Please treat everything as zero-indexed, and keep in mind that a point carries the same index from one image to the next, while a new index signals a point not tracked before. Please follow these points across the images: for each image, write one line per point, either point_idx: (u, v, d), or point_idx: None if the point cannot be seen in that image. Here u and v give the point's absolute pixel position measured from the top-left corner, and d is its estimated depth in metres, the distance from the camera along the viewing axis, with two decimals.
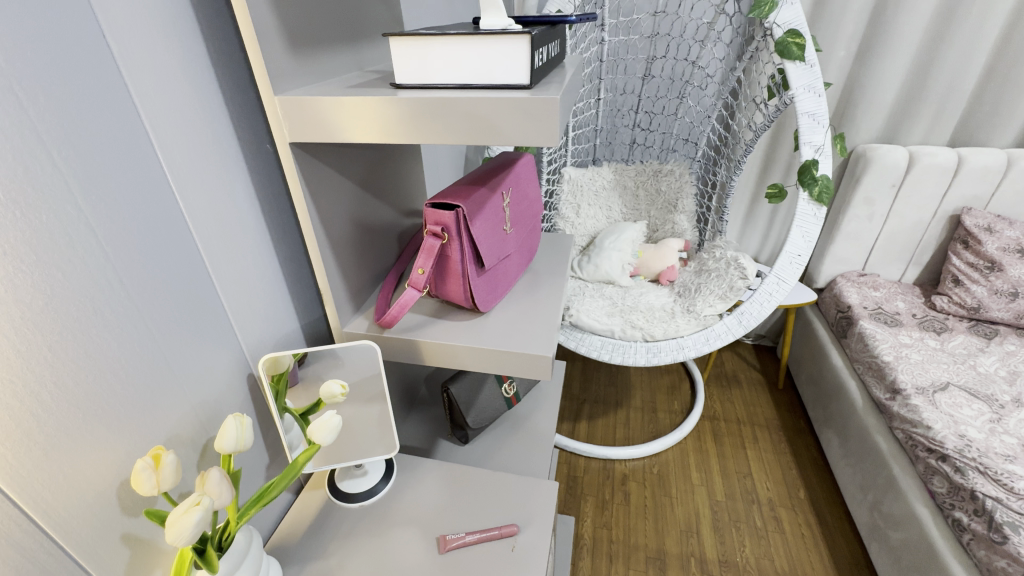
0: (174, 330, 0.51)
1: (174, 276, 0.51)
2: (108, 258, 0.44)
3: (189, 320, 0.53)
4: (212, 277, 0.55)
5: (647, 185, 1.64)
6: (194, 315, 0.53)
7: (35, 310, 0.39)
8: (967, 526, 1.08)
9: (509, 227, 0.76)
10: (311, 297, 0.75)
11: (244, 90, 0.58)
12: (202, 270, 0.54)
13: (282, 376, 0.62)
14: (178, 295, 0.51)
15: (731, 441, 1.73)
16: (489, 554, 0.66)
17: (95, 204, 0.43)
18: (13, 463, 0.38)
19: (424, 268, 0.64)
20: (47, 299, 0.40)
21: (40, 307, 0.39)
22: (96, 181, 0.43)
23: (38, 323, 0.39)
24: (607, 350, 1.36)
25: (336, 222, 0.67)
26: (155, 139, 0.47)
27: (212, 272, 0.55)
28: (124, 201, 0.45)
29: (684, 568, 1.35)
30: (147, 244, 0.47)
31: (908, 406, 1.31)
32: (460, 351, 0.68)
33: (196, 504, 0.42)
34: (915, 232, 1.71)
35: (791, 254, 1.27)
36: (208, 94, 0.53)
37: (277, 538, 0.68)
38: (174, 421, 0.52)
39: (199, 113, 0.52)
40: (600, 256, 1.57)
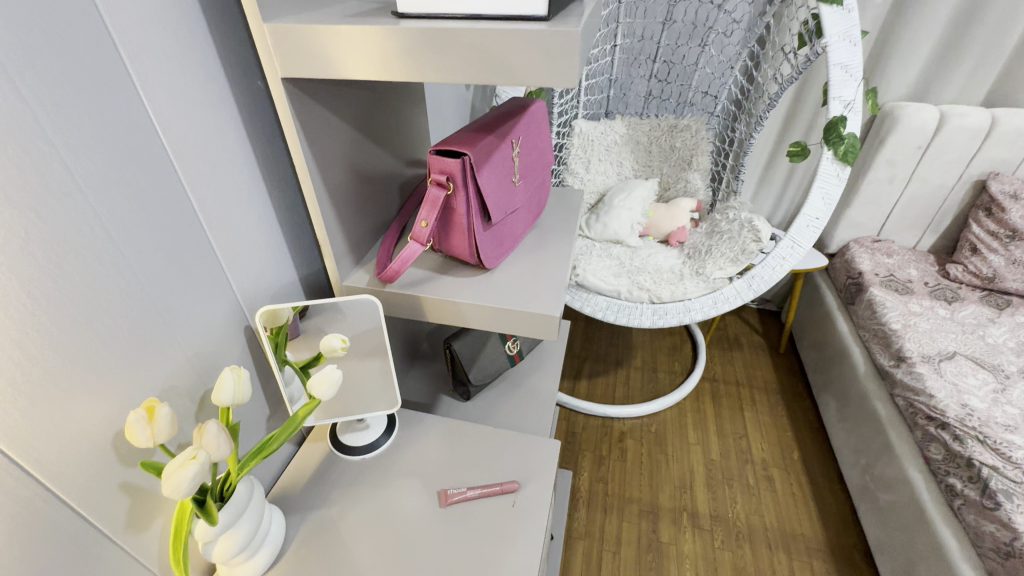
0: (164, 278, 0.49)
1: (160, 221, 0.48)
2: (87, 198, 0.41)
3: (179, 268, 0.50)
4: (202, 223, 0.53)
5: (661, 140, 1.57)
6: (184, 262, 0.51)
7: (7, 253, 0.36)
8: (959, 492, 1.09)
9: (518, 179, 0.72)
10: (309, 249, 0.72)
11: (230, 18, 0.52)
12: (191, 215, 0.51)
13: (281, 328, 0.60)
14: (167, 241, 0.49)
15: (729, 403, 1.74)
16: (490, 509, 0.67)
17: (69, 137, 0.39)
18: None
19: (427, 220, 0.61)
20: (21, 241, 0.37)
21: (13, 250, 0.36)
22: (67, 114, 0.39)
23: (11, 267, 0.36)
24: (612, 311, 1.34)
25: (334, 170, 0.63)
26: (132, 68, 0.43)
27: (203, 218, 0.53)
28: (101, 137, 0.41)
29: (676, 522, 1.39)
30: (130, 184, 0.44)
31: (913, 374, 1.30)
32: (465, 309, 0.66)
33: (192, 457, 0.40)
34: (936, 197, 1.64)
35: (808, 217, 1.22)
36: (190, 20, 0.48)
37: (280, 488, 0.69)
38: (168, 372, 0.51)
39: (181, 41, 0.47)
40: (609, 215, 1.52)
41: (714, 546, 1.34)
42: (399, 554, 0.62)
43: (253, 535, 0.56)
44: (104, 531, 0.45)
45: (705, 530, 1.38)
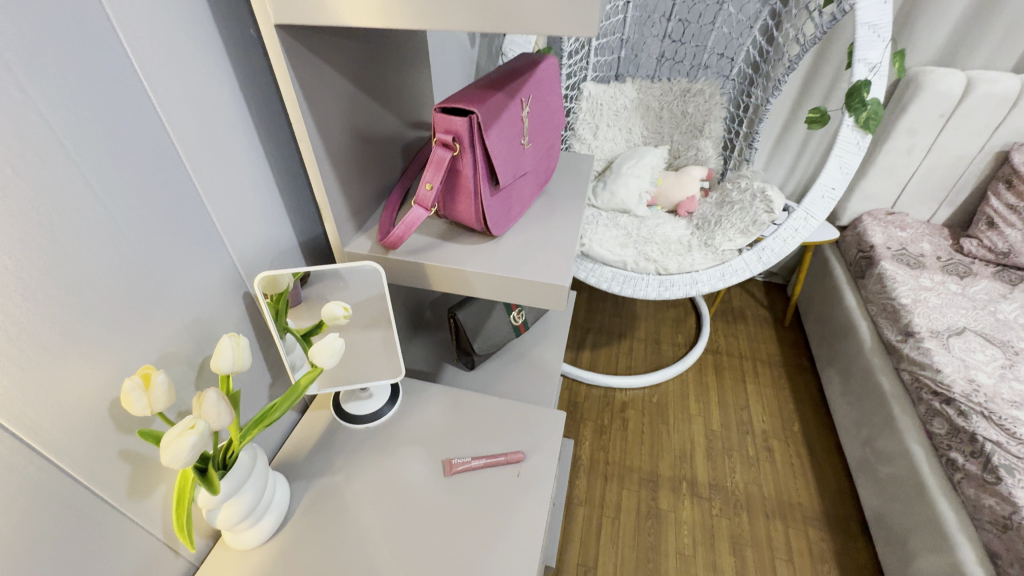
0: (154, 238, 0.47)
1: (147, 177, 0.45)
2: (66, 149, 0.38)
3: (170, 228, 0.48)
4: (193, 181, 0.50)
5: (673, 105, 1.50)
6: (175, 222, 0.49)
7: None
8: (961, 466, 1.10)
9: (527, 141, 0.68)
10: (309, 213, 0.69)
11: None
12: (181, 172, 0.48)
13: (282, 295, 0.59)
14: (156, 199, 0.46)
15: (731, 375, 1.74)
16: (494, 478, 0.67)
17: (41, 82, 0.36)
18: None
19: (432, 184, 0.58)
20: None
21: None
22: (41, 60, 0.36)
23: None
24: (618, 282, 1.32)
25: (333, 128, 0.60)
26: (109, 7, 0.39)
27: (194, 175, 0.50)
28: (81, 87, 0.38)
29: (675, 491, 1.41)
30: (112, 136, 0.41)
31: (920, 349, 1.29)
32: (471, 278, 0.64)
33: (190, 426, 0.39)
34: (955, 169, 1.59)
35: (824, 187, 1.18)
36: None
37: (283, 455, 0.68)
38: (165, 337, 0.49)
39: None
40: (616, 183, 1.48)
41: (712, 514, 1.37)
42: (404, 522, 0.62)
43: (257, 502, 0.55)
44: (105, 497, 0.45)
45: (704, 499, 1.40)
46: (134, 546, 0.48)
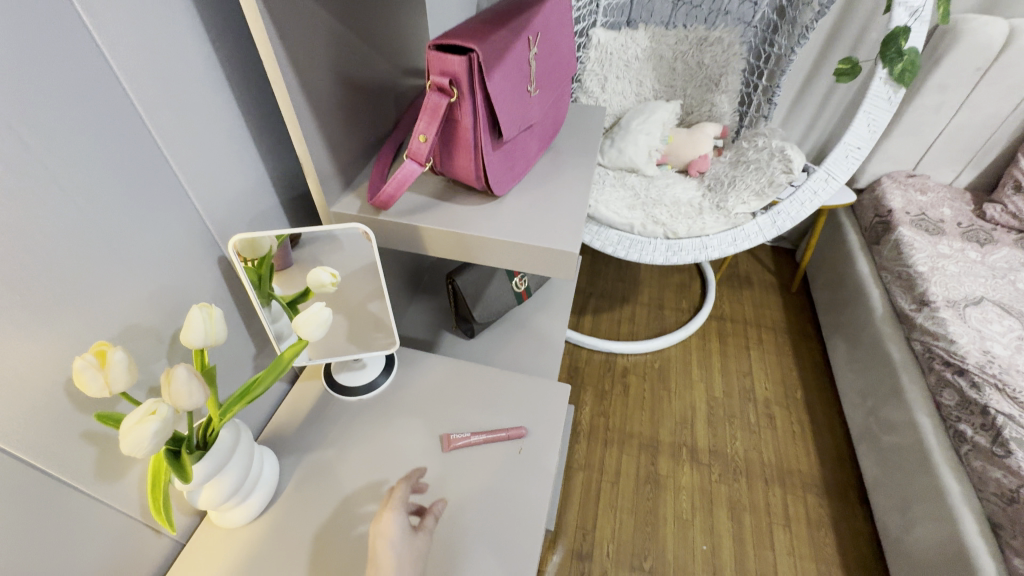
0: (102, 191, 0.41)
1: (85, 117, 0.38)
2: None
3: (120, 180, 0.42)
4: (146, 124, 0.43)
5: (688, 56, 1.39)
6: (126, 173, 0.42)
7: None
8: (969, 438, 1.08)
9: (534, 88, 0.61)
10: (291, 169, 0.63)
11: None
12: (129, 113, 0.42)
13: (263, 260, 0.54)
14: (100, 145, 0.40)
15: (735, 341, 1.71)
16: (494, 454, 0.64)
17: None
18: None
19: (426, 135, 0.53)
20: None
21: None
22: None
23: None
24: (624, 246, 1.26)
25: (312, 70, 0.53)
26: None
27: (147, 117, 0.43)
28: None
29: (675, 456, 1.41)
30: (37, 66, 0.35)
31: (934, 319, 1.25)
32: (471, 242, 0.58)
33: (152, 411, 0.35)
34: (985, 129, 1.50)
35: (849, 146, 1.11)
36: None
37: (272, 429, 0.65)
38: (126, 305, 0.44)
39: None
40: (625, 140, 1.39)
41: (712, 479, 1.37)
42: None
43: (242, 481, 0.52)
44: (67, 480, 0.41)
45: (703, 464, 1.40)
46: (104, 529, 0.45)
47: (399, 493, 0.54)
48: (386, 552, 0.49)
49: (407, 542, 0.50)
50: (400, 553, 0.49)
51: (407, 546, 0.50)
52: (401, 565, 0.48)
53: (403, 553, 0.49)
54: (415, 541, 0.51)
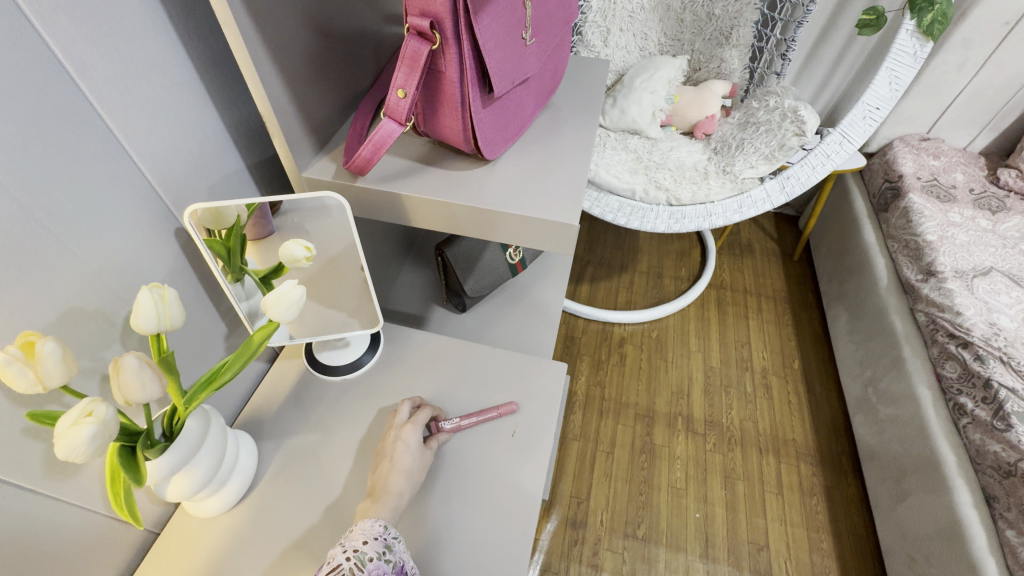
0: (19, 148, 0.35)
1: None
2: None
3: (36, 136, 0.36)
4: (65, 66, 0.37)
5: (697, 6, 1.28)
6: (46, 127, 0.36)
7: None
8: (968, 412, 1.07)
9: (529, 37, 0.54)
10: (257, 130, 0.57)
11: None
12: (44, 54, 0.35)
13: (231, 232, 0.49)
14: (7, 92, 0.33)
15: (734, 311, 1.68)
16: (485, 434, 0.61)
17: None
18: None
19: (405, 90, 0.47)
20: None
21: None
22: None
23: None
24: (624, 213, 1.20)
25: (275, 15, 0.46)
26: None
27: (65, 58, 0.36)
28: None
29: (670, 426, 1.40)
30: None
31: (941, 290, 1.21)
32: (462, 213, 0.53)
33: (89, 413, 0.30)
34: (1007, 88, 1.42)
35: (867, 106, 1.03)
36: None
37: (250, 411, 0.61)
38: (59, 282, 0.39)
39: None
40: (627, 99, 1.30)
41: (707, 449, 1.37)
42: None
43: (215, 471, 0.49)
44: (6, 479, 0.37)
45: (698, 434, 1.39)
46: (57, 527, 0.41)
47: (422, 409, 0.58)
48: (401, 455, 0.54)
49: (419, 454, 0.55)
50: (412, 461, 0.54)
51: (419, 456, 0.55)
52: (413, 471, 0.54)
53: (414, 460, 0.54)
54: (425, 454, 0.56)
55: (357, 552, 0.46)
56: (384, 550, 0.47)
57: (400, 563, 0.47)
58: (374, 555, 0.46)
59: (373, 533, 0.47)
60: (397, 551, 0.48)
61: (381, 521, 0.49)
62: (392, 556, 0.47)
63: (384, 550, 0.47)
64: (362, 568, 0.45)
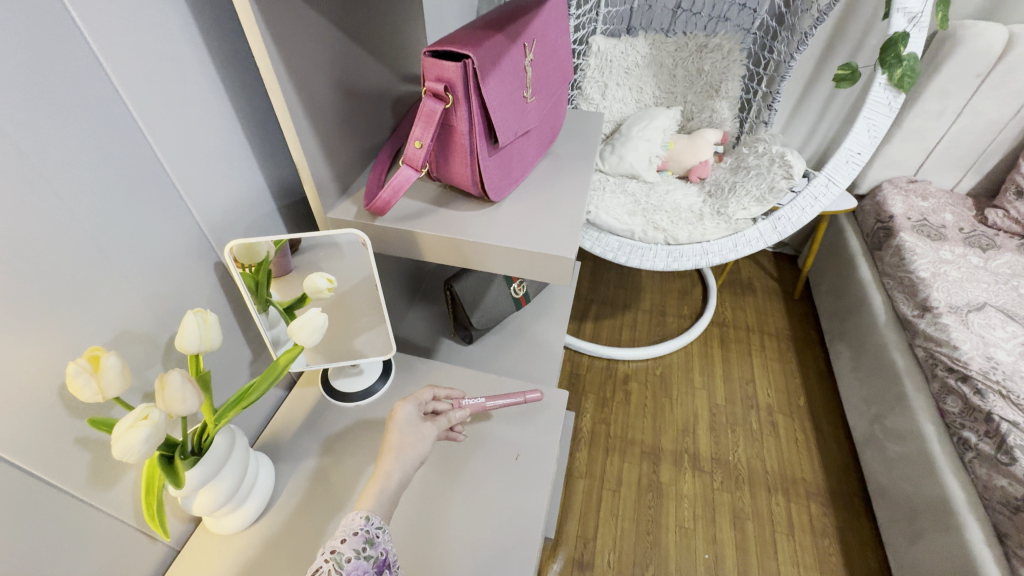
0: (92, 190, 0.41)
1: (72, 114, 0.38)
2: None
3: (111, 181, 0.42)
4: (133, 117, 0.43)
5: (688, 62, 1.39)
6: (115, 171, 0.42)
7: None
8: (973, 446, 1.07)
9: (530, 94, 0.61)
10: (287, 175, 0.63)
11: None
12: (117, 107, 0.41)
13: (261, 266, 0.54)
14: (85, 139, 0.39)
15: (737, 348, 1.70)
16: (490, 460, 0.64)
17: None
18: None
19: (421, 141, 0.53)
20: None
21: None
22: None
23: None
24: (624, 252, 1.25)
25: (312, 79, 0.53)
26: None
27: (134, 109, 0.43)
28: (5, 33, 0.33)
29: (677, 464, 1.40)
30: (15, 55, 0.34)
31: (937, 325, 1.24)
32: (468, 248, 0.58)
33: (145, 417, 0.35)
34: (987, 134, 1.50)
35: (849, 152, 1.10)
36: None
37: (269, 435, 0.65)
38: (113, 305, 0.44)
39: None
40: (625, 146, 1.38)
41: (714, 488, 1.35)
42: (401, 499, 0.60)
43: (238, 487, 0.52)
44: (53, 483, 0.41)
45: (705, 472, 1.38)
46: (92, 534, 0.44)
47: (412, 394, 0.58)
48: (392, 435, 0.52)
49: (414, 427, 0.54)
50: (404, 436, 0.52)
51: (413, 430, 0.53)
52: (403, 448, 0.51)
53: (407, 435, 0.53)
54: (422, 429, 0.54)
55: (334, 553, 0.44)
56: (364, 546, 0.44)
57: (381, 558, 0.46)
58: (351, 555, 0.44)
59: (353, 528, 0.45)
60: (379, 545, 0.46)
61: (362, 514, 0.46)
62: (372, 553, 0.45)
63: (362, 547, 0.44)
64: (341, 569, 0.43)
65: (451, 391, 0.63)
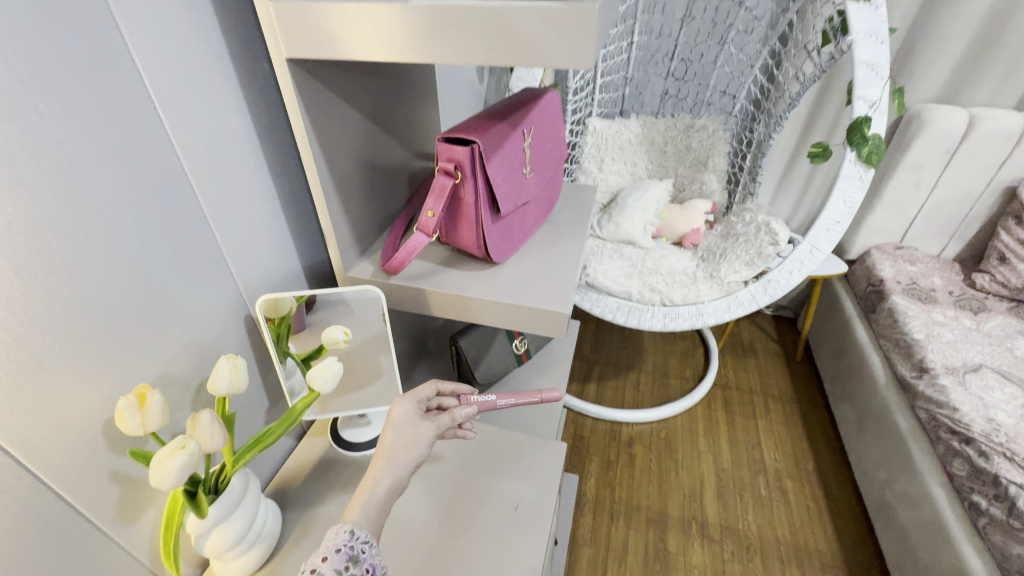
0: (153, 251, 0.48)
1: (148, 190, 0.46)
2: (63, 149, 0.39)
3: (170, 244, 0.49)
4: (194, 191, 0.51)
5: (676, 140, 1.53)
6: (174, 235, 0.50)
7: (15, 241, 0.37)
8: (984, 511, 1.05)
9: (528, 170, 0.70)
10: (313, 238, 0.71)
11: (239, 12, 0.53)
12: (182, 183, 0.50)
13: (284, 319, 0.60)
14: (154, 209, 0.47)
15: (742, 411, 1.70)
16: (490, 510, 0.67)
17: (40, 82, 0.37)
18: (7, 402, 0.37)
19: (433, 211, 0.60)
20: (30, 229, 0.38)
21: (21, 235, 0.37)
22: (70, 105, 0.39)
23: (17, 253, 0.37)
24: (622, 313, 1.31)
25: (342, 158, 0.62)
26: (115, 11, 0.41)
27: (194, 183, 0.51)
28: (106, 129, 0.42)
29: (684, 531, 1.36)
30: (110, 143, 0.42)
31: (935, 386, 1.25)
32: (471, 304, 0.64)
33: (181, 446, 0.40)
34: (964, 203, 1.59)
35: (829, 221, 1.17)
36: (201, 14, 0.48)
37: (278, 484, 0.67)
38: (157, 350, 0.49)
39: (193, 34, 0.48)
40: (621, 215, 1.48)
41: (725, 558, 1.30)
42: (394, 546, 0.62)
43: (247, 530, 0.54)
44: (85, 514, 0.44)
45: (715, 541, 1.34)
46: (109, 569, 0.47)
47: (411, 393, 0.57)
48: (386, 437, 0.52)
49: (411, 425, 0.53)
50: (398, 437, 0.52)
51: (409, 430, 0.53)
52: (396, 449, 0.51)
53: (401, 435, 0.52)
54: (418, 428, 0.53)
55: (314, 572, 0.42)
56: (347, 565, 0.43)
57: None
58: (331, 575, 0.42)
59: (335, 545, 0.44)
60: (363, 563, 0.44)
61: (347, 528, 0.45)
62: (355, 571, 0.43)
63: (344, 566, 0.43)
64: None
65: (458, 385, 0.63)
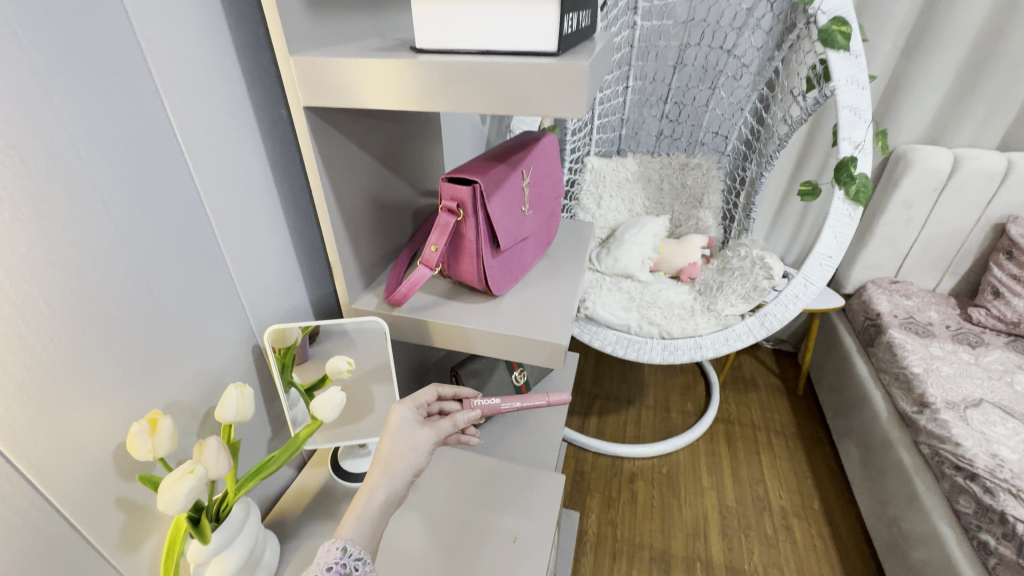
0: (171, 284, 0.50)
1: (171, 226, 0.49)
2: (97, 188, 0.42)
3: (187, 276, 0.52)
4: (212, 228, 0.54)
5: (672, 178, 1.58)
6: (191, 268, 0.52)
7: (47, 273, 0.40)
8: (994, 550, 1.03)
9: (527, 208, 0.74)
10: (320, 271, 0.74)
11: (261, 64, 0.57)
12: (201, 220, 0.53)
13: (290, 349, 0.62)
14: (175, 245, 0.50)
15: (745, 447, 1.68)
16: (489, 544, 0.66)
17: (82, 131, 0.41)
18: (26, 426, 0.39)
19: (436, 246, 0.63)
20: (61, 261, 0.40)
21: (53, 268, 0.40)
22: (106, 150, 0.43)
23: (48, 284, 0.40)
24: (621, 345, 1.32)
25: (352, 197, 0.66)
26: (152, 67, 0.45)
27: (213, 220, 0.54)
28: (137, 171, 0.45)
29: (689, 572, 1.32)
30: (140, 184, 0.46)
31: (937, 421, 1.25)
32: (471, 334, 0.66)
33: (190, 471, 0.42)
34: (955, 239, 1.63)
35: (821, 255, 1.20)
36: (227, 67, 0.53)
37: (277, 514, 0.67)
38: (168, 378, 0.51)
39: (219, 84, 0.52)
40: (619, 250, 1.51)
41: None
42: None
43: (246, 560, 0.54)
44: (90, 539, 0.45)
45: None
46: None
47: (408, 401, 0.58)
48: (383, 446, 0.52)
49: (408, 434, 0.54)
50: (395, 446, 0.52)
51: (406, 438, 0.53)
52: (393, 457, 0.51)
53: (399, 443, 0.53)
54: (415, 437, 0.54)
55: None
56: None
57: None
58: None
59: (327, 561, 0.44)
60: None
61: (338, 543, 0.45)
62: None
63: None
64: None
65: (458, 389, 0.65)
